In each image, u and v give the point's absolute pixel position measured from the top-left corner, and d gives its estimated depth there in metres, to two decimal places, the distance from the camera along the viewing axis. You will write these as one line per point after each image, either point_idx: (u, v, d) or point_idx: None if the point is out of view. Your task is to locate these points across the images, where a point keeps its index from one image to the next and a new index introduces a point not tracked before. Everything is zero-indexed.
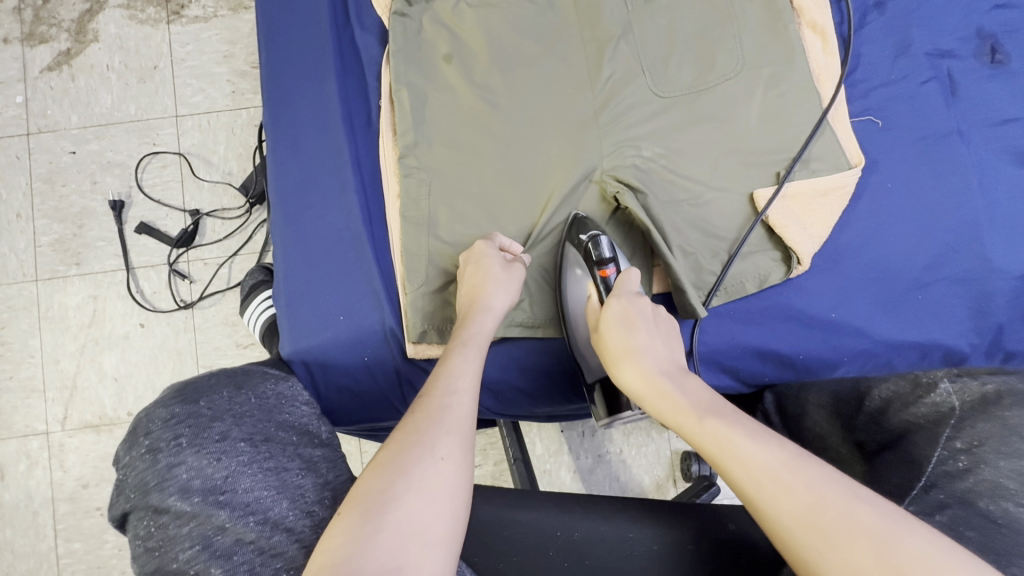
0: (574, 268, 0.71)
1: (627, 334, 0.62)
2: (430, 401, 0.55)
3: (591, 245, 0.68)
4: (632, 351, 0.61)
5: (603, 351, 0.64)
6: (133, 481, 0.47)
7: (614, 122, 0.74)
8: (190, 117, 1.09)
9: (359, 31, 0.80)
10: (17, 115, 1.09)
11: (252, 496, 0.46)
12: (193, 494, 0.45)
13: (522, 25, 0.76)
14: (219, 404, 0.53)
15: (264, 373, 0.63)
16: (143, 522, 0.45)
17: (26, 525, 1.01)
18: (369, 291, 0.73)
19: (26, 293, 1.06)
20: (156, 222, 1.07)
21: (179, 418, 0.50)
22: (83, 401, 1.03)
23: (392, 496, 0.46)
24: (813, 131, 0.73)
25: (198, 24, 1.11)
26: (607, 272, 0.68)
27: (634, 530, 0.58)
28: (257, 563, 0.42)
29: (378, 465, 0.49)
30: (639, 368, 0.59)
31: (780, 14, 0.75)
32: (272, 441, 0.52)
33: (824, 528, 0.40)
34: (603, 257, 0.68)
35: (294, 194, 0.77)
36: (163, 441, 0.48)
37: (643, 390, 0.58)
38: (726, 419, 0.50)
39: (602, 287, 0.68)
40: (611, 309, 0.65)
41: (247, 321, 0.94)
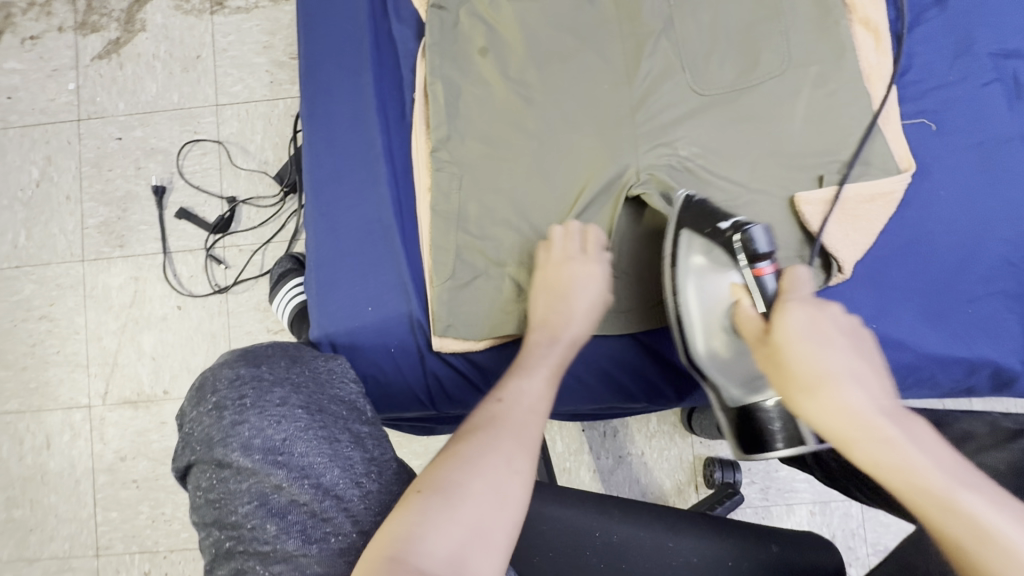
0: (692, 255, 0.66)
1: (816, 352, 0.49)
2: (510, 408, 0.53)
3: (740, 240, 0.63)
4: (823, 373, 0.47)
5: (778, 365, 0.51)
6: (197, 435, 0.46)
7: (651, 119, 0.72)
8: (230, 107, 1.12)
9: (396, 23, 0.79)
10: (69, 101, 1.13)
11: (309, 461, 0.44)
12: (253, 452, 0.44)
13: (560, 19, 0.75)
14: (280, 372, 0.51)
15: (317, 352, 0.60)
16: (206, 474, 0.45)
17: (68, 492, 1.07)
18: (397, 282, 0.74)
19: (73, 273, 1.10)
20: (195, 207, 1.10)
21: (242, 379, 0.49)
22: (123, 377, 1.08)
23: (466, 490, 0.45)
24: (865, 134, 0.70)
25: (239, 15, 1.13)
26: (761, 272, 0.61)
27: (672, 539, 0.57)
28: (307, 526, 0.42)
29: (452, 455, 0.48)
30: (832, 392, 0.46)
31: (830, 10, 0.72)
32: (327, 411, 0.49)
33: None
34: (758, 254, 0.62)
35: (327, 184, 0.77)
36: (228, 400, 0.47)
37: (832, 422, 0.46)
38: (982, 495, 0.39)
39: (756, 287, 0.61)
40: (796, 316, 0.52)
41: (276, 308, 0.97)
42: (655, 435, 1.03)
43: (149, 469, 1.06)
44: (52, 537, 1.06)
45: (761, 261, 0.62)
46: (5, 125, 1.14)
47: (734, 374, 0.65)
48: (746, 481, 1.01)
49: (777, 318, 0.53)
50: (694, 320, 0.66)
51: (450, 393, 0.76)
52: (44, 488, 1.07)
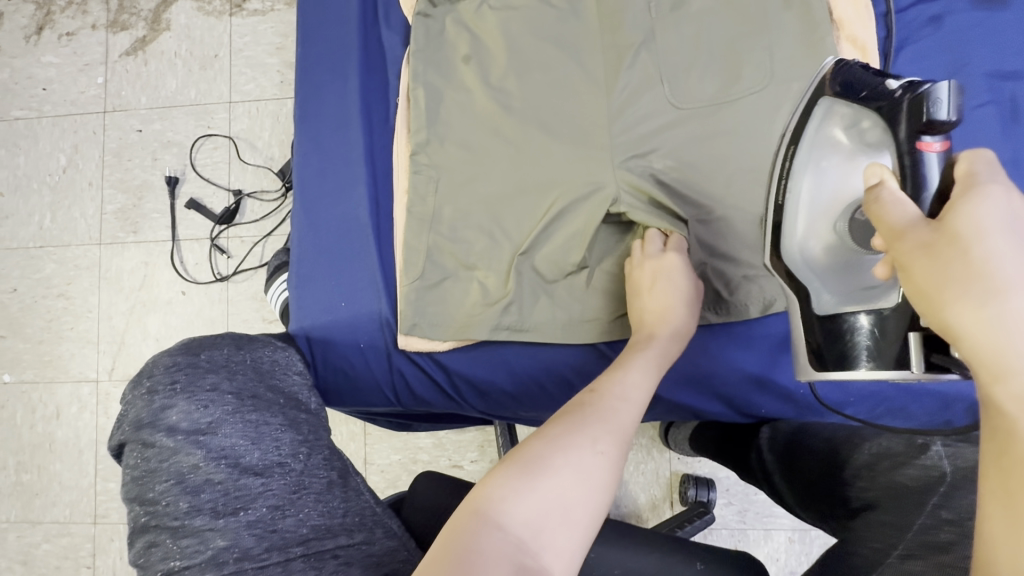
0: (830, 128, 0.61)
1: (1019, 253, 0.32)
2: (599, 399, 0.54)
3: (924, 100, 0.51)
4: (995, 279, 0.31)
5: (940, 253, 0.34)
6: (130, 416, 0.54)
7: (627, 130, 0.72)
8: (242, 104, 1.17)
9: (386, 30, 0.81)
10: (97, 94, 1.21)
11: (228, 443, 0.52)
12: (177, 433, 0.51)
13: (543, 29, 0.76)
14: (219, 360, 0.61)
15: (264, 339, 0.71)
16: (133, 452, 0.51)
17: (73, 460, 1.14)
18: (370, 281, 0.76)
19: (90, 255, 1.18)
20: (204, 199, 1.16)
21: (178, 366, 0.57)
22: (128, 356, 1.15)
23: (561, 468, 0.47)
24: None
25: (256, 17, 1.18)
26: (925, 147, 0.50)
27: (597, 549, 0.57)
28: (219, 501, 0.48)
29: (556, 435, 0.50)
30: (1013, 313, 0.31)
31: (817, 26, 0.71)
32: (257, 398, 0.58)
33: None
34: (937, 120, 0.50)
35: (312, 182, 0.80)
36: (161, 385, 0.55)
37: (986, 341, 0.32)
38: None
39: (907, 159, 0.51)
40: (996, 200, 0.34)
41: (271, 298, 1.04)
42: (633, 447, 1.02)
43: None
44: (56, 501, 1.14)
45: (931, 133, 0.50)
46: (39, 114, 1.23)
47: (831, 276, 0.61)
48: (723, 502, 0.99)
49: (971, 195, 0.35)
50: (793, 204, 0.63)
51: (416, 391, 0.78)
52: (52, 455, 1.15)
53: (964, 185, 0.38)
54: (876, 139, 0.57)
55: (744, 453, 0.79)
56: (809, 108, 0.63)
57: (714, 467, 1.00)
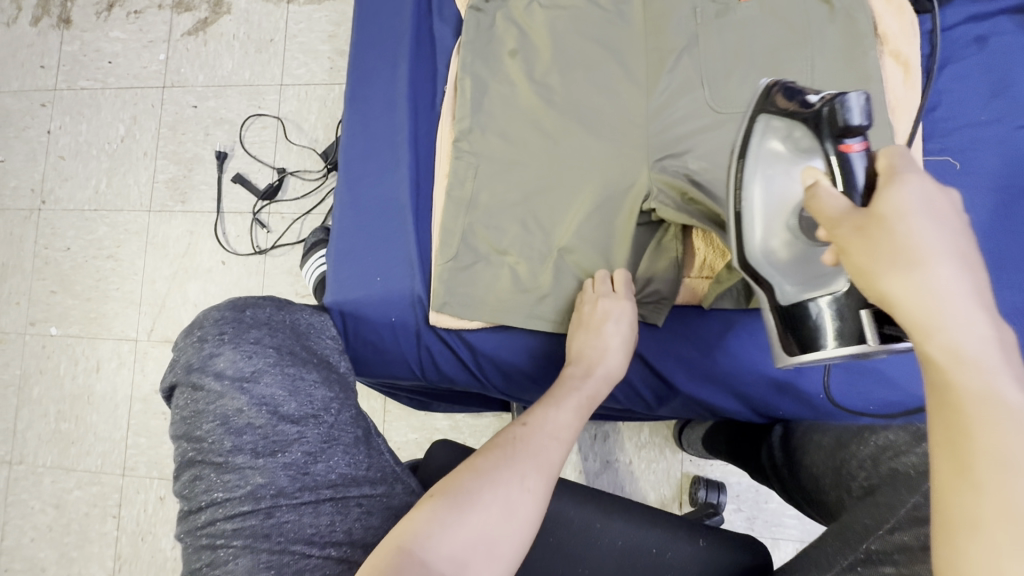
0: (769, 141, 0.59)
1: (936, 229, 0.37)
2: (563, 390, 0.66)
3: (833, 111, 0.54)
4: (923, 252, 0.36)
5: (869, 232, 0.39)
6: (182, 361, 0.57)
7: (664, 131, 0.74)
8: (292, 87, 1.22)
9: (438, 21, 0.85)
10: (158, 70, 1.28)
11: (269, 392, 0.54)
12: (224, 379, 0.54)
13: (589, 28, 0.78)
14: (262, 317, 0.63)
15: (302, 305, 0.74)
16: (184, 394, 0.55)
17: (108, 413, 1.20)
18: (404, 259, 0.79)
19: (140, 221, 1.24)
20: (250, 174, 1.21)
21: (227, 320, 0.59)
22: (167, 319, 1.20)
23: (530, 439, 0.57)
24: None
25: (312, 5, 1.24)
26: (852, 149, 0.51)
27: (601, 520, 0.66)
28: (259, 444, 0.51)
29: (519, 423, 0.60)
30: (933, 276, 0.36)
31: (860, 39, 0.72)
32: (295, 355, 0.60)
33: None
34: (851, 126, 0.52)
35: (357, 162, 0.84)
36: (211, 334, 0.57)
37: (914, 297, 0.36)
38: None
39: (837, 161, 0.51)
40: (914, 188, 0.40)
41: (306, 273, 1.09)
42: (645, 446, 1.03)
43: None
44: (90, 451, 1.20)
45: (852, 137, 0.52)
46: (104, 86, 1.30)
47: (791, 268, 0.59)
48: (732, 508, 0.99)
49: (892, 183, 0.40)
50: (748, 214, 0.60)
51: (440, 368, 0.81)
52: (89, 407, 1.21)
53: (884, 179, 0.42)
54: (808, 146, 0.56)
55: (755, 451, 0.81)
56: (749, 126, 0.62)
57: (725, 472, 1.01)
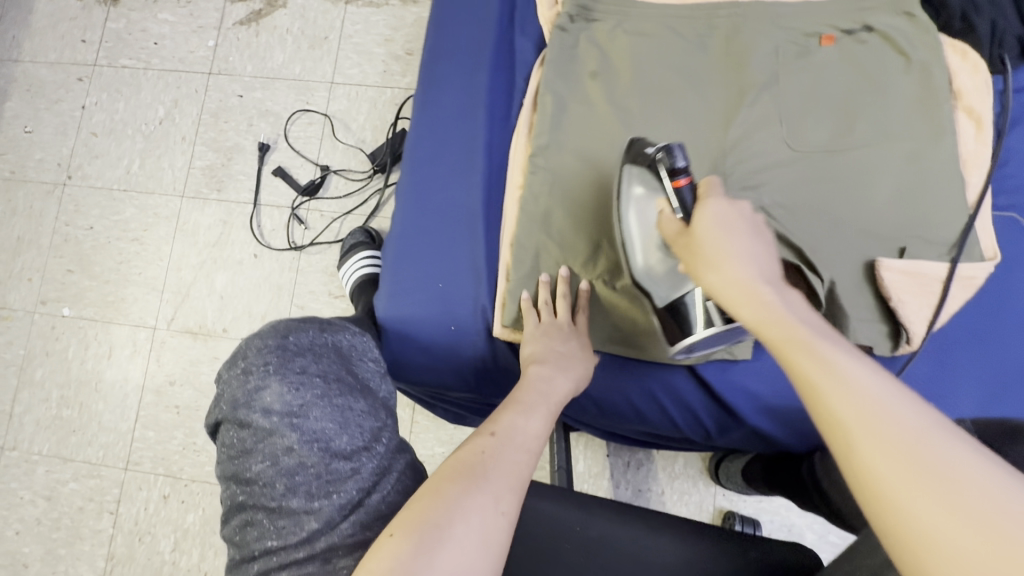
0: (632, 186, 0.68)
1: (730, 235, 0.52)
2: (530, 390, 0.62)
3: (661, 157, 0.65)
4: (728, 254, 0.51)
5: (690, 251, 0.54)
6: (227, 394, 0.53)
7: (740, 164, 0.75)
8: (343, 86, 1.21)
9: (519, 36, 0.85)
10: (205, 56, 1.26)
11: (319, 427, 0.51)
12: (272, 415, 0.50)
13: (671, 57, 0.79)
14: (306, 342, 0.58)
15: (344, 323, 0.66)
16: (230, 432, 0.51)
17: (116, 402, 1.15)
18: (470, 268, 0.78)
19: (171, 206, 1.21)
20: (291, 169, 1.19)
21: (269, 348, 0.55)
22: (190, 308, 1.16)
23: (498, 454, 0.53)
24: (963, 229, 0.71)
25: (371, 8, 1.24)
26: (680, 184, 0.63)
27: (648, 538, 0.63)
28: (313, 485, 0.48)
29: (486, 432, 0.55)
30: (734, 265, 0.50)
31: (936, 92, 0.74)
32: (343, 380, 0.56)
33: (932, 472, 0.34)
34: (676, 167, 0.64)
35: (424, 167, 0.82)
36: (255, 365, 0.53)
37: (731, 286, 0.49)
38: (834, 345, 0.42)
39: (673, 196, 0.62)
40: (709, 208, 0.55)
41: (342, 275, 1.08)
42: (678, 476, 1.02)
43: (193, 399, 1.13)
44: (91, 441, 1.14)
45: (679, 173, 0.63)
46: (146, 66, 1.27)
47: (662, 277, 0.67)
48: None
49: (699, 207, 0.56)
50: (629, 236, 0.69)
51: (495, 380, 0.79)
52: (96, 394, 1.15)
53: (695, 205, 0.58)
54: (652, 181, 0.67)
55: (796, 470, 0.74)
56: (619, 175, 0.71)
57: (758, 510, 1.00)
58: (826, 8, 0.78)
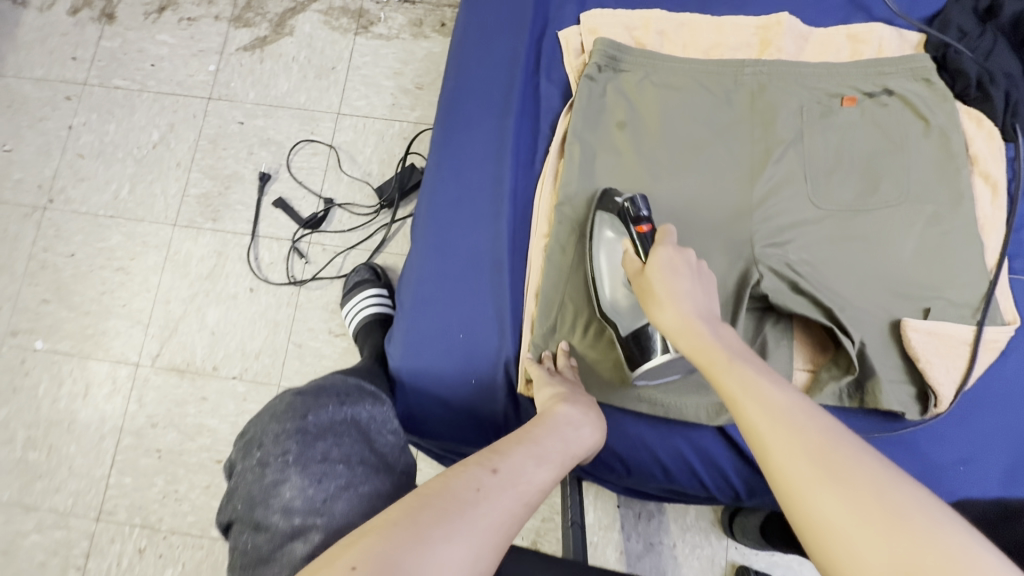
0: (603, 231, 0.71)
1: (674, 278, 0.59)
2: (541, 432, 0.57)
3: (627, 204, 0.69)
4: (674, 294, 0.58)
5: (643, 292, 0.61)
6: (242, 490, 0.50)
7: (768, 219, 0.75)
8: (350, 118, 1.19)
9: (545, 81, 0.84)
10: (205, 80, 1.22)
11: (346, 523, 0.48)
12: (293, 514, 0.47)
13: (697, 111, 0.79)
14: (325, 421, 0.54)
15: (365, 388, 0.61)
16: (246, 534, 0.48)
17: (90, 446, 1.06)
18: (493, 318, 0.75)
19: (162, 234, 1.14)
20: (293, 200, 1.15)
21: (287, 434, 0.52)
22: (177, 345, 1.09)
23: (495, 498, 0.45)
24: (984, 294, 0.72)
25: (380, 40, 1.22)
26: (644, 229, 0.67)
27: None
28: None
29: (489, 467, 0.48)
30: (677, 306, 0.57)
31: (954, 157, 0.76)
32: (366, 465, 0.53)
33: (834, 469, 0.38)
34: (640, 215, 0.68)
35: (445, 210, 0.80)
36: (272, 456, 0.50)
37: (675, 325, 0.56)
38: (757, 369, 0.48)
39: (637, 241, 0.66)
40: (659, 255, 0.61)
41: (344, 314, 1.04)
42: (690, 528, 1.00)
43: (176, 442, 1.05)
44: (59, 487, 1.04)
45: (642, 220, 0.68)
46: (141, 88, 1.22)
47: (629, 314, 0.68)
48: None
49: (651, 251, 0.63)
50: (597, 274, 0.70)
51: None
52: (68, 436, 1.06)
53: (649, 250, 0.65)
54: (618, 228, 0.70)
55: None
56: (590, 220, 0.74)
57: (771, 564, 0.98)
58: (848, 70, 0.80)
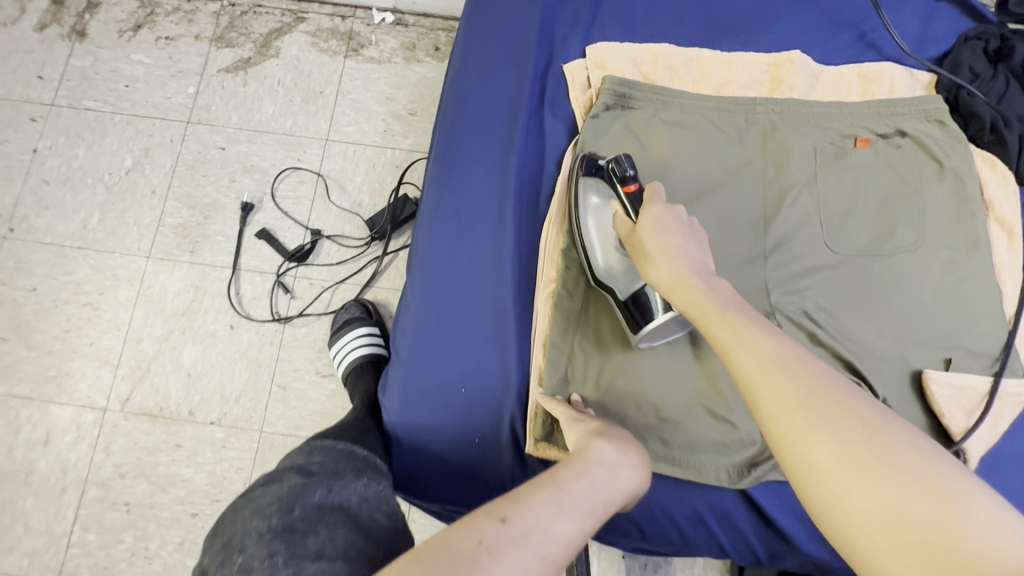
0: (590, 196, 0.70)
1: (665, 236, 0.58)
2: (573, 466, 0.50)
3: (612, 165, 0.67)
4: (666, 252, 0.57)
5: (636, 251, 0.60)
6: None
7: (782, 265, 0.72)
8: (338, 144, 1.13)
9: (550, 117, 0.80)
10: (184, 103, 1.15)
11: None
12: None
13: (708, 150, 0.76)
14: (314, 511, 0.49)
15: (356, 462, 0.58)
16: None
17: (50, 500, 0.97)
18: (497, 372, 0.70)
19: (134, 267, 1.07)
20: (278, 231, 1.09)
21: (273, 531, 0.46)
22: (150, 387, 1.01)
23: (499, 557, 0.41)
24: (1004, 345, 0.70)
25: (371, 64, 1.17)
26: (631, 190, 0.66)
27: None
28: None
29: (498, 515, 0.44)
30: (670, 262, 0.56)
31: (970, 201, 0.74)
32: (364, 559, 0.47)
33: (823, 410, 0.39)
34: (625, 175, 0.66)
35: (445, 254, 0.74)
36: (257, 561, 0.44)
37: (668, 279, 0.55)
38: (748, 318, 0.48)
39: (625, 201, 0.65)
40: (648, 214, 0.61)
41: (332, 355, 0.98)
42: None
43: (147, 494, 0.97)
44: (14, 547, 0.95)
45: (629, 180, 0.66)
46: (114, 110, 1.15)
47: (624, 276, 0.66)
48: None
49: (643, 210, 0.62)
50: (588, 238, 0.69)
51: None
52: (25, 489, 0.97)
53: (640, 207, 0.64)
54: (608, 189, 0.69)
55: None
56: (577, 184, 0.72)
57: None
58: (861, 111, 0.78)
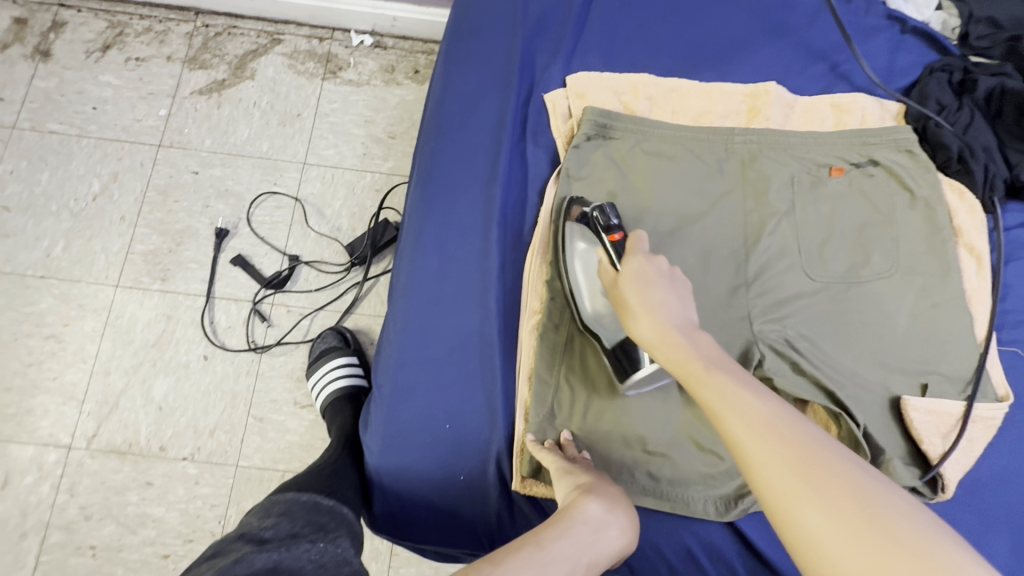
0: (575, 242, 0.69)
1: (647, 289, 0.58)
2: (557, 525, 0.52)
3: (595, 213, 0.68)
4: (650, 306, 0.57)
5: (619, 305, 0.60)
6: None
7: (764, 294, 0.73)
8: (316, 168, 1.11)
9: (531, 146, 0.80)
10: (155, 125, 1.12)
11: None
12: None
13: (689, 180, 0.77)
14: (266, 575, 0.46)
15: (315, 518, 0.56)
16: None
17: (8, 546, 0.91)
18: (483, 406, 0.69)
19: (102, 296, 1.03)
20: (254, 257, 1.06)
21: None
22: (117, 423, 0.97)
23: None
24: (976, 369, 0.72)
25: (350, 87, 1.16)
26: (616, 238, 0.65)
27: None
28: None
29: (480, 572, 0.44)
30: (653, 318, 0.56)
31: (940, 228, 0.76)
32: None
33: (815, 475, 0.39)
34: (609, 224, 0.66)
35: (428, 286, 0.73)
36: None
37: (651, 335, 0.55)
38: (733, 376, 0.48)
39: (610, 250, 0.65)
40: (630, 266, 0.61)
41: (310, 388, 0.95)
42: None
43: (114, 536, 0.92)
44: None
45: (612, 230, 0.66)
46: (80, 133, 1.11)
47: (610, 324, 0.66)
48: None
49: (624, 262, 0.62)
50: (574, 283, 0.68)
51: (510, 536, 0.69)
52: None
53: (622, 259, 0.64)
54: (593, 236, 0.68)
55: None
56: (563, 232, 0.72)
57: None
58: (835, 140, 0.80)
